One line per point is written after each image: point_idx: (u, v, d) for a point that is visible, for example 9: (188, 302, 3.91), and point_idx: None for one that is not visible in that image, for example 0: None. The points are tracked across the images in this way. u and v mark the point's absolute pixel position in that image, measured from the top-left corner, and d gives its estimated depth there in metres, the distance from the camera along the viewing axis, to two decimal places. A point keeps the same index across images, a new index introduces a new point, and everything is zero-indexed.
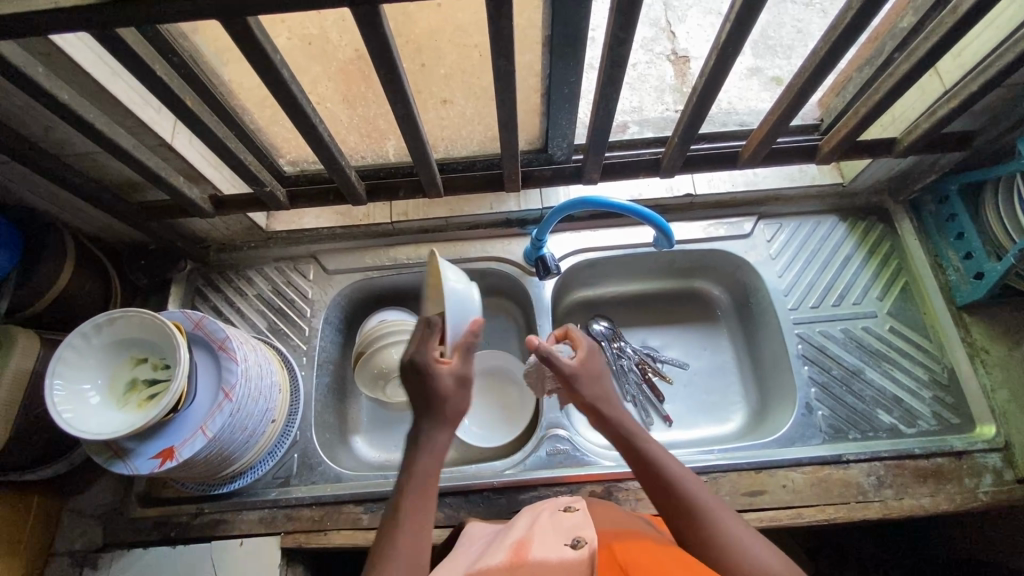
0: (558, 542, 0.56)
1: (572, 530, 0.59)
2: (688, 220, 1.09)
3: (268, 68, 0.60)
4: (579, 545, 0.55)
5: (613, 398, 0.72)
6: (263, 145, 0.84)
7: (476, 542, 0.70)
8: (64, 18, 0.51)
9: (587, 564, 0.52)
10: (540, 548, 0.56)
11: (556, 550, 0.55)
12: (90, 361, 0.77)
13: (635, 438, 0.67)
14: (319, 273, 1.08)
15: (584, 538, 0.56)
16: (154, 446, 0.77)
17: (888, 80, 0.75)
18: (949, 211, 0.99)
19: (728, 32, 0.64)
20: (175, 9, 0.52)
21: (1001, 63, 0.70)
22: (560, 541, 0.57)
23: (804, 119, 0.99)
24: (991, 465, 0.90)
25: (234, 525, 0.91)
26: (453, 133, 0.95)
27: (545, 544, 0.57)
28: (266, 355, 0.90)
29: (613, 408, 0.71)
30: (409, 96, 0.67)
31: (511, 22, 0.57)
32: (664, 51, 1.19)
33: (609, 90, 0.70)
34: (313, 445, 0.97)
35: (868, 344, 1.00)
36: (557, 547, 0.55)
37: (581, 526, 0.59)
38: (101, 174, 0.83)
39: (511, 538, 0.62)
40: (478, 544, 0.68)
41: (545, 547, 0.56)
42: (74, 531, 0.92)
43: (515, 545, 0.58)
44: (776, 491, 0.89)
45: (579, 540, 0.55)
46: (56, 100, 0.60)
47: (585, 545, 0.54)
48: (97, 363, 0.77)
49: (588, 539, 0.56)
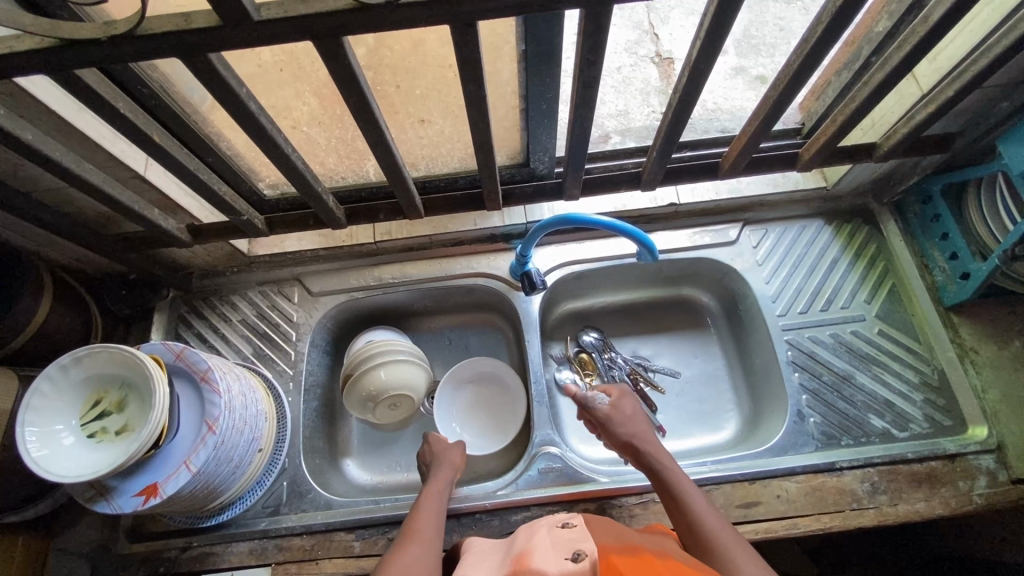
0: (558, 556, 0.56)
1: (571, 544, 0.59)
2: (674, 229, 1.08)
3: (235, 101, 0.59)
4: (580, 558, 0.54)
5: (646, 436, 0.82)
6: (239, 171, 0.83)
7: (475, 554, 0.69)
8: (24, 60, 0.50)
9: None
10: (542, 560, 0.56)
11: (557, 563, 0.54)
12: (46, 408, 0.74)
13: (660, 469, 0.76)
14: (304, 295, 1.07)
15: (584, 551, 0.55)
16: (137, 482, 0.76)
17: (864, 89, 0.75)
18: (933, 212, 0.99)
19: (700, 48, 0.63)
20: (133, 47, 0.51)
21: (976, 68, 0.70)
22: (560, 556, 0.56)
23: (785, 123, 0.99)
24: (984, 466, 0.89)
25: (224, 557, 0.90)
26: (433, 151, 0.94)
27: (544, 557, 0.56)
28: (250, 384, 0.89)
29: (647, 439, 0.81)
30: (380, 123, 0.66)
31: (478, 48, 0.57)
32: (647, 53, 1.19)
33: (584, 108, 0.70)
34: (302, 472, 0.96)
35: (858, 349, 1.00)
36: (557, 561, 0.55)
37: (580, 539, 0.59)
38: (75, 208, 0.82)
39: (511, 554, 0.61)
40: (480, 557, 0.67)
41: (547, 560, 0.55)
42: (62, 568, 0.91)
43: (516, 559, 0.58)
44: (770, 502, 0.89)
45: (579, 553, 0.55)
46: (20, 142, 0.59)
47: (586, 558, 0.54)
48: (56, 405, 0.75)
49: (588, 552, 0.55)
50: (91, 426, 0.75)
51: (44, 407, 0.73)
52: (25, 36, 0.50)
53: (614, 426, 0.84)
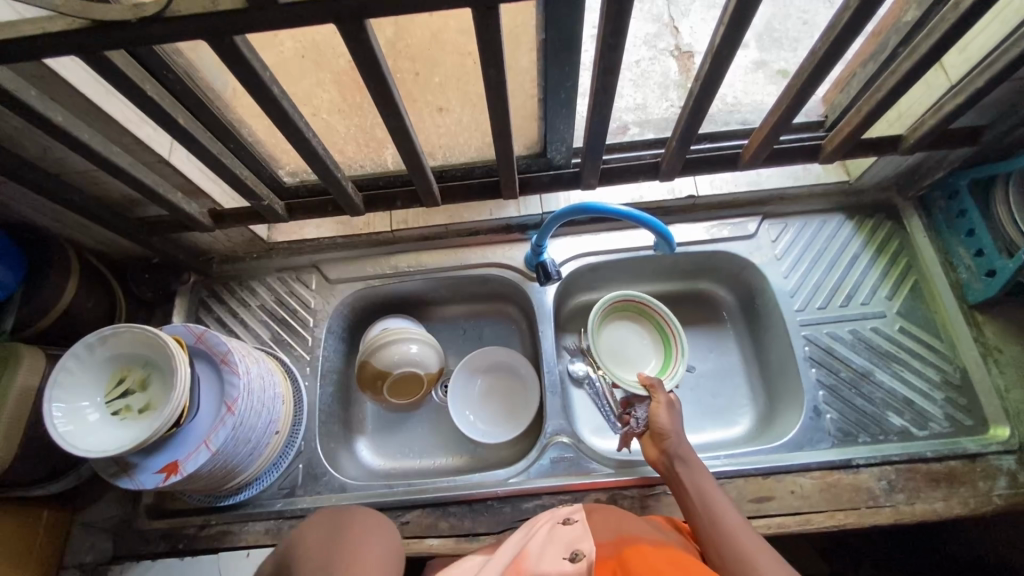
0: (557, 556, 0.60)
1: (569, 542, 0.63)
2: (691, 222, 1.07)
3: (258, 85, 0.60)
4: (578, 559, 0.58)
5: (682, 433, 0.81)
6: (260, 158, 0.84)
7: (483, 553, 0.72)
8: (55, 42, 0.51)
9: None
10: (540, 561, 0.59)
11: (556, 564, 0.58)
12: (73, 386, 0.76)
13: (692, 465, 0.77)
14: (321, 282, 1.08)
15: (581, 552, 0.59)
16: (158, 460, 0.78)
17: (890, 79, 0.74)
18: (958, 207, 0.97)
19: (722, 35, 0.63)
20: (160, 29, 0.51)
21: (1008, 57, 0.68)
22: (559, 554, 0.60)
23: (808, 116, 0.98)
24: (1006, 467, 0.88)
25: (241, 536, 0.92)
26: (450, 140, 0.95)
27: (543, 558, 0.60)
28: (268, 367, 0.90)
29: (680, 435, 0.81)
30: (400, 109, 0.67)
31: (500, 33, 0.57)
32: (667, 46, 1.17)
33: (603, 96, 0.69)
34: (317, 455, 0.97)
35: (877, 345, 0.98)
36: (556, 561, 0.58)
37: (577, 537, 0.62)
38: (101, 191, 0.83)
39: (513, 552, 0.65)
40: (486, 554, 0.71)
41: (545, 560, 0.59)
42: (84, 544, 0.93)
43: (517, 557, 0.62)
44: (783, 497, 0.88)
45: (577, 553, 0.59)
46: (50, 122, 0.60)
47: (583, 559, 0.58)
48: (80, 383, 0.76)
49: (585, 553, 0.59)
50: (115, 403, 0.77)
51: (71, 383, 0.76)
52: (56, 18, 0.51)
53: (652, 416, 0.84)
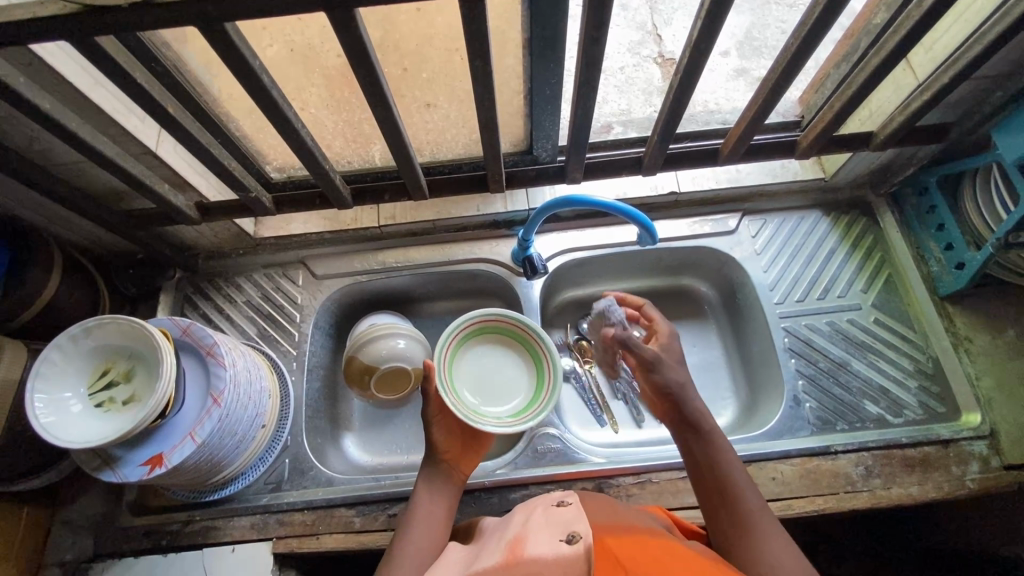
0: (553, 537, 0.58)
1: (565, 524, 0.61)
2: (673, 219, 1.10)
3: (248, 73, 0.61)
4: (574, 540, 0.57)
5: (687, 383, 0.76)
6: (249, 152, 0.85)
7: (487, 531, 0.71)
8: (45, 26, 0.52)
9: (582, 559, 0.54)
10: (535, 545, 0.58)
11: (553, 546, 0.57)
12: (54, 377, 0.75)
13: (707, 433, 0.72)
14: (308, 278, 1.09)
15: (578, 533, 0.57)
16: (143, 453, 0.77)
17: (860, 76, 0.77)
18: (929, 203, 1.01)
19: (699, 31, 0.65)
20: (150, 15, 0.52)
21: (969, 55, 0.72)
22: (556, 537, 0.59)
23: (784, 115, 1.01)
24: (977, 452, 0.91)
25: (227, 531, 0.91)
26: (438, 137, 0.97)
27: (538, 542, 0.59)
28: (254, 361, 0.90)
29: (686, 389, 0.75)
30: (388, 99, 0.68)
31: (486, 24, 0.58)
32: (650, 53, 1.21)
33: (587, 89, 0.71)
34: (304, 450, 0.97)
35: (854, 335, 1.01)
36: (552, 543, 0.57)
37: (574, 520, 0.61)
38: (87, 183, 0.83)
39: (507, 534, 0.64)
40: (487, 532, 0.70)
41: (541, 543, 0.58)
42: (65, 541, 0.92)
43: (511, 542, 0.61)
44: (765, 483, 0.90)
45: (573, 535, 0.57)
46: (38, 109, 0.60)
47: (580, 540, 0.56)
48: (61, 373, 0.76)
49: (583, 534, 0.57)
50: (99, 395, 0.76)
51: (52, 373, 0.75)
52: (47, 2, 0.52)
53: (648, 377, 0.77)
